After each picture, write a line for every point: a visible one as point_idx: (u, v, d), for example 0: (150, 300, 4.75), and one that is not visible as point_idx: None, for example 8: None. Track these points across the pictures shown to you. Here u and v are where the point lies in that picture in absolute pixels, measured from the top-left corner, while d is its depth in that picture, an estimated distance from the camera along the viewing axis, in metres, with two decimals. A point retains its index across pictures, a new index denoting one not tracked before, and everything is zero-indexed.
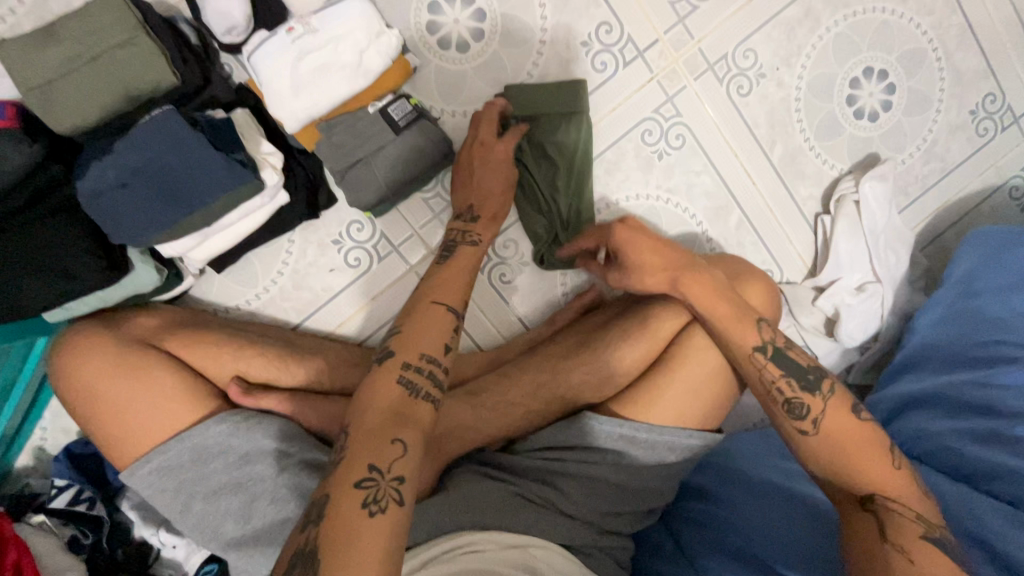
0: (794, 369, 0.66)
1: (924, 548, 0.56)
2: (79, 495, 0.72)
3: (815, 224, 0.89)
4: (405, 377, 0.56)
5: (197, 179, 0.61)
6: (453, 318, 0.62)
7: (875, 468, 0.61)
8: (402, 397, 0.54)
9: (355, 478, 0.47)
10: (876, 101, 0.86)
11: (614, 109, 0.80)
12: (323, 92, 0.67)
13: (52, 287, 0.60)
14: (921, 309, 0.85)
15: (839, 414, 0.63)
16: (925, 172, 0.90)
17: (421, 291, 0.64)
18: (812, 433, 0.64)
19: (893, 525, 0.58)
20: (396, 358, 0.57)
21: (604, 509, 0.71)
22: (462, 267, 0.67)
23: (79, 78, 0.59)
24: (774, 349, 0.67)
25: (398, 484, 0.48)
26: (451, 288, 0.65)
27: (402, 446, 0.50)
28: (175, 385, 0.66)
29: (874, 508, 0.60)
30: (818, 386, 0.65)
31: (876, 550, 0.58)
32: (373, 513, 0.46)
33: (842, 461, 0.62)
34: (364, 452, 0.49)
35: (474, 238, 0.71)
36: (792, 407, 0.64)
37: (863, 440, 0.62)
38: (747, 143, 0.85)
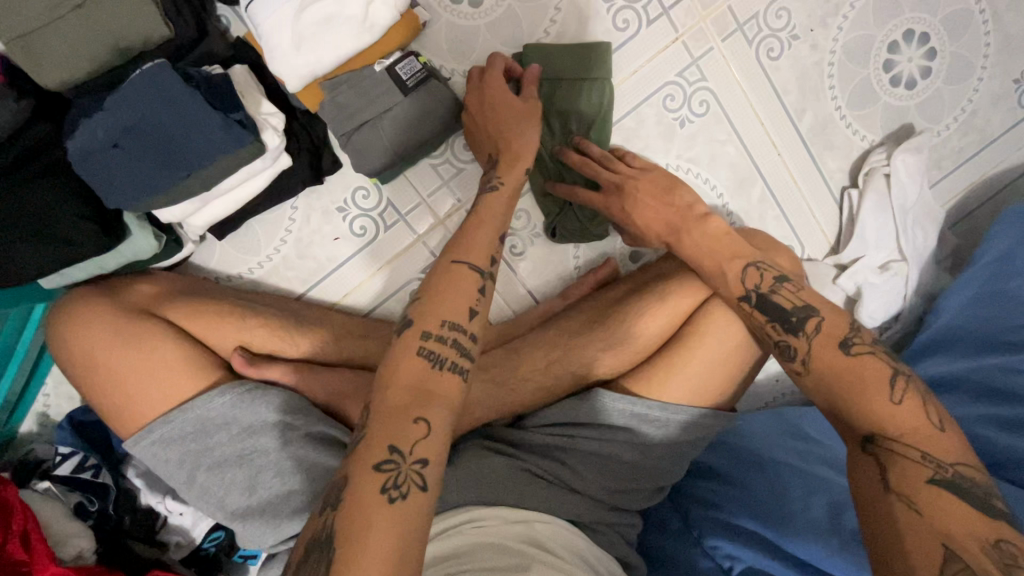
0: (776, 313, 0.61)
1: (930, 493, 0.49)
2: (83, 463, 0.70)
3: (841, 198, 0.85)
4: (426, 348, 0.52)
5: (193, 139, 0.57)
6: (477, 279, 0.57)
7: (873, 403, 0.54)
8: (424, 369, 0.51)
9: (375, 461, 0.46)
10: (915, 67, 0.80)
11: (636, 71, 0.76)
12: (327, 48, 0.62)
13: (46, 253, 0.57)
14: (949, 289, 0.81)
15: (828, 350, 0.58)
16: (961, 145, 0.85)
17: (444, 251, 0.60)
18: (806, 374, 0.59)
19: (895, 469, 0.51)
20: (415, 328, 0.53)
21: (613, 486, 0.70)
22: (485, 218, 0.63)
23: (67, 28, 0.55)
24: (758, 296, 0.63)
25: (420, 468, 0.46)
26: (477, 246, 0.60)
27: (425, 427, 0.48)
28: (177, 355, 0.64)
29: (874, 451, 0.53)
30: (802, 326, 0.60)
31: (877, 501, 0.51)
32: (393, 500, 0.44)
33: (843, 403, 0.56)
34: (385, 430, 0.47)
35: (496, 182, 0.66)
36: (782, 350, 0.60)
37: (860, 376, 0.56)
38: (775, 112, 0.80)
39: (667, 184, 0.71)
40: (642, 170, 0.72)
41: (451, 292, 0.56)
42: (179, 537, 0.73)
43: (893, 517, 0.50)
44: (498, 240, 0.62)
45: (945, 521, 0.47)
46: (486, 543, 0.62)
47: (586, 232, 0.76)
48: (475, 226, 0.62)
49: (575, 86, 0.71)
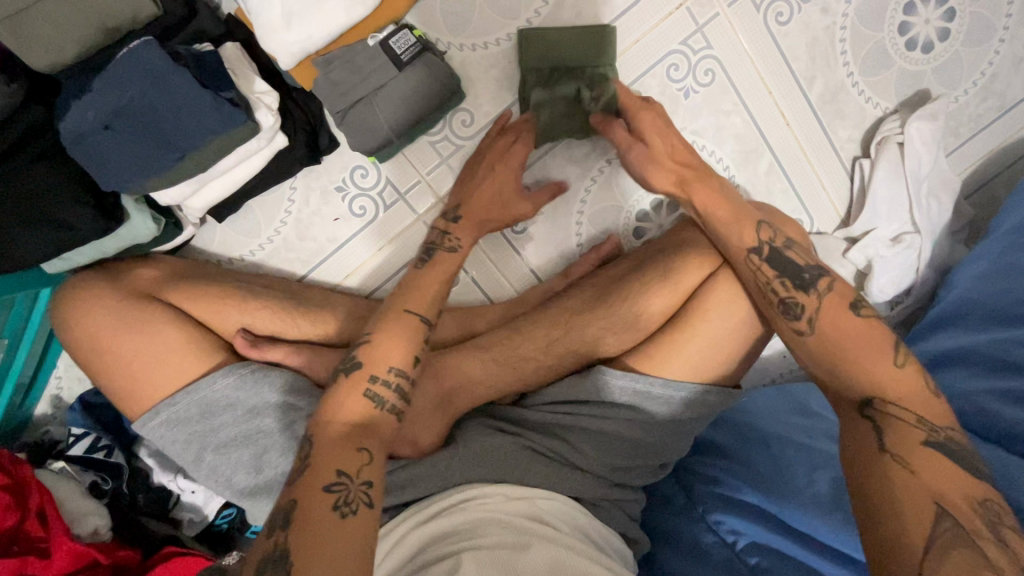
0: (787, 269, 0.62)
1: (926, 455, 0.49)
2: (96, 443, 0.72)
3: (852, 169, 0.82)
4: (371, 389, 0.57)
5: (184, 120, 0.57)
6: (423, 329, 0.63)
7: (878, 367, 0.55)
8: (367, 410, 0.56)
9: (323, 482, 0.49)
10: (932, 29, 0.77)
11: (639, 40, 0.73)
12: (319, 23, 0.60)
13: (45, 236, 0.57)
14: (964, 262, 0.79)
15: (838, 311, 0.58)
16: (979, 111, 0.82)
17: (396, 296, 0.65)
18: (810, 335, 0.59)
19: (894, 430, 0.52)
20: (364, 371, 0.58)
21: (615, 463, 0.70)
22: (438, 274, 0.68)
23: (54, 9, 0.54)
24: (770, 250, 0.63)
25: (366, 489, 0.50)
26: (423, 295, 0.65)
27: (367, 455, 0.52)
28: (180, 338, 0.65)
29: (872, 414, 0.53)
30: (814, 285, 0.60)
31: (873, 461, 0.51)
32: (344, 516, 0.47)
33: (841, 361, 0.57)
34: (330, 458, 0.51)
35: (452, 240, 0.70)
36: (787, 307, 0.60)
37: (855, 333, 0.57)
38: (784, 80, 0.77)
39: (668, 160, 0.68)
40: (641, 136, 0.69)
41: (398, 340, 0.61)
42: (191, 515, 0.75)
43: (888, 479, 0.49)
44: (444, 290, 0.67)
45: (938, 482, 0.48)
46: (487, 518, 0.62)
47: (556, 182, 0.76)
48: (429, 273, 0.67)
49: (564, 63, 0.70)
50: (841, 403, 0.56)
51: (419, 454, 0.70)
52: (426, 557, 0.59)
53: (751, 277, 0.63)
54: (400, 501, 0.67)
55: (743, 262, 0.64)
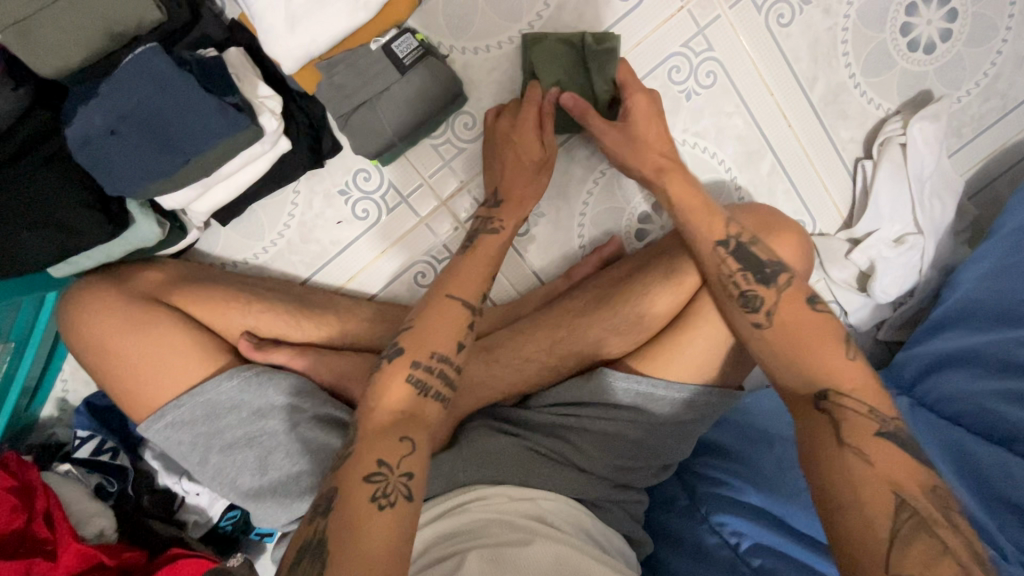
0: (751, 263, 0.63)
1: (880, 446, 0.51)
2: (101, 446, 0.73)
3: (854, 170, 0.82)
4: (415, 375, 0.58)
5: (189, 125, 0.57)
6: (466, 315, 0.63)
7: (831, 359, 0.57)
8: (411, 395, 0.57)
9: (364, 472, 0.50)
10: (934, 30, 0.77)
11: (641, 42, 0.73)
12: (322, 26, 0.61)
13: (52, 241, 0.58)
14: (968, 262, 0.79)
15: (795, 304, 0.60)
16: (982, 111, 0.81)
17: (438, 282, 0.65)
18: (768, 326, 0.60)
19: (848, 424, 0.52)
20: (406, 356, 0.59)
21: (618, 464, 0.70)
22: (480, 257, 0.68)
23: (59, 15, 0.54)
24: (737, 244, 0.64)
25: (406, 480, 0.51)
26: (466, 280, 0.65)
27: (409, 445, 0.53)
28: (185, 341, 0.65)
29: (826, 407, 0.54)
30: (775, 278, 0.62)
31: (833, 457, 0.52)
32: (382, 507, 0.48)
33: (796, 353, 0.58)
34: (373, 448, 0.52)
35: (498, 224, 0.70)
36: (747, 299, 0.61)
37: (806, 323, 0.59)
38: (786, 81, 0.77)
39: (660, 165, 0.69)
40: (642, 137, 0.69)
41: (443, 325, 0.61)
42: (197, 516, 0.76)
43: (849, 472, 0.50)
44: (489, 276, 0.67)
45: (892, 469, 0.49)
46: (491, 518, 0.62)
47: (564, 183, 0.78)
48: (467, 260, 0.67)
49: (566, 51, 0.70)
50: (797, 395, 0.57)
51: None
52: (430, 557, 0.60)
53: (715, 268, 0.64)
54: None
55: (710, 253, 0.64)
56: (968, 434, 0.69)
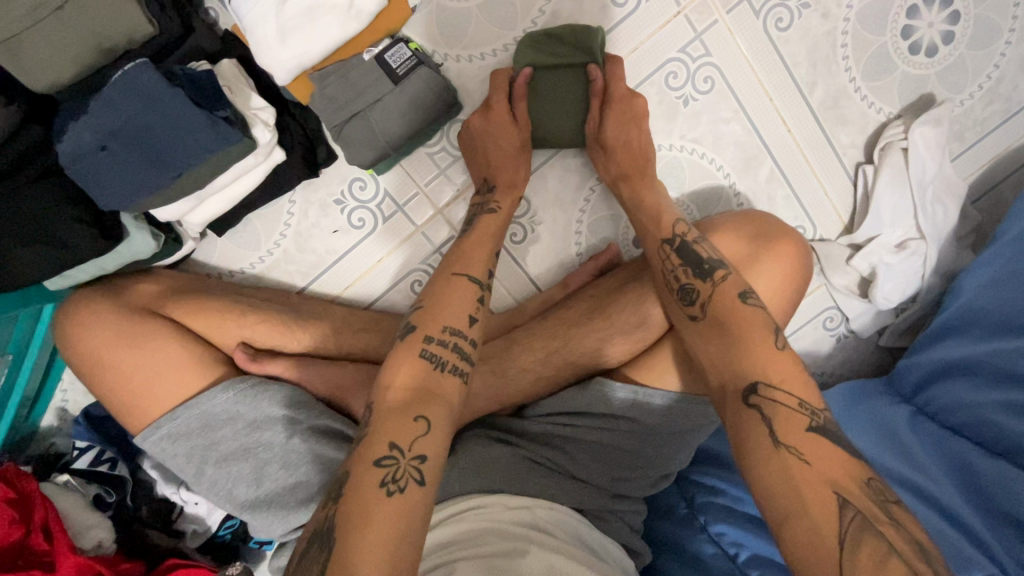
0: (692, 260, 0.65)
1: (809, 439, 0.50)
2: (100, 456, 0.73)
3: (855, 175, 0.81)
4: (427, 351, 0.58)
5: (181, 140, 0.57)
6: (476, 290, 0.64)
7: (762, 354, 0.56)
8: (426, 371, 0.56)
9: (375, 456, 0.50)
10: (936, 33, 0.75)
11: (636, 48, 0.73)
12: (313, 38, 0.60)
13: (47, 256, 0.58)
14: (968, 270, 0.78)
15: (728, 299, 0.61)
16: (985, 115, 0.80)
17: (445, 262, 0.67)
18: (702, 318, 0.62)
19: (781, 420, 0.51)
20: (419, 332, 0.59)
21: (615, 474, 0.70)
22: (479, 237, 0.69)
23: (49, 30, 0.54)
24: (681, 242, 0.67)
25: (417, 464, 0.50)
26: (474, 260, 0.66)
27: (424, 424, 0.52)
28: (181, 351, 0.65)
29: (754, 402, 0.53)
30: (711, 274, 0.63)
31: (770, 454, 0.50)
32: (390, 493, 0.48)
33: (736, 344, 0.58)
34: (386, 429, 0.52)
35: (494, 206, 0.71)
36: (685, 294, 0.64)
37: (757, 323, 0.58)
38: (785, 86, 0.76)
39: (618, 174, 0.73)
40: None
41: (455, 300, 0.62)
42: (195, 526, 0.76)
43: (788, 471, 0.48)
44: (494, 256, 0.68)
45: (828, 469, 0.48)
46: (486, 528, 0.62)
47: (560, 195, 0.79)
48: (475, 240, 0.68)
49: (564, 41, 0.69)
50: (727, 390, 0.56)
51: None
52: (426, 565, 0.60)
53: (660, 266, 0.67)
54: None
55: (658, 252, 0.68)
56: (968, 444, 0.68)
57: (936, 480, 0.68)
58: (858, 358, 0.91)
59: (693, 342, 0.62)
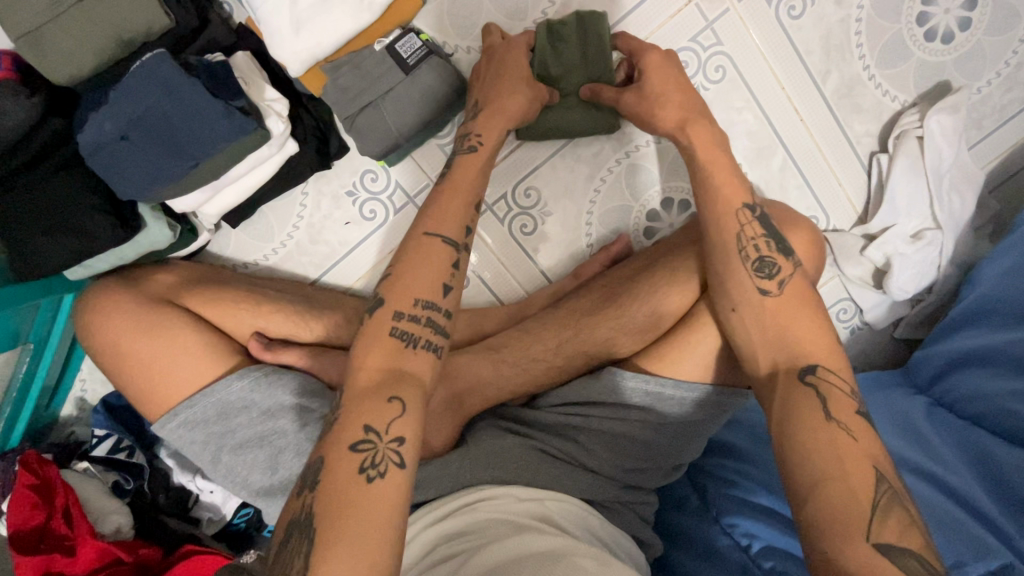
0: (772, 232, 0.63)
1: (856, 419, 0.53)
2: (118, 444, 0.75)
3: (869, 164, 0.80)
4: (399, 328, 0.56)
5: (197, 129, 0.58)
6: (451, 255, 0.60)
7: (808, 342, 0.58)
8: (397, 348, 0.55)
9: (351, 441, 0.50)
10: (953, 19, 0.74)
11: (648, 37, 0.73)
12: (326, 29, 0.61)
13: (67, 244, 0.59)
14: (987, 258, 0.76)
15: (801, 286, 0.61)
16: (1004, 101, 0.79)
17: (416, 221, 0.62)
18: (776, 293, 0.60)
19: (833, 399, 0.54)
20: (387, 308, 0.57)
21: (626, 465, 0.70)
22: (457, 188, 0.63)
23: (71, 25, 0.56)
24: (761, 211, 0.64)
25: (396, 446, 0.50)
26: (445, 217, 0.61)
27: (398, 406, 0.52)
28: (197, 340, 0.66)
29: (811, 381, 0.55)
30: (788, 253, 0.63)
31: (822, 430, 0.52)
32: (371, 478, 0.48)
33: (791, 329, 0.58)
34: (361, 412, 0.51)
35: (475, 142, 0.64)
36: (764, 265, 0.61)
37: (798, 308, 0.60)
38: (797, 75, 0.75)
39: None
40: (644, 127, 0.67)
41: (426, 271, 0.59)
42: (211, 514, 0.77)
43: (834, 441, 0.51)
44: (471, 209, 0.63)
45: (868, 444, 0.51)
46: (496, 518, 0.62)
47: (571, 187, 0.79)
48: (450, 197, 0.62)
49: (588, 60, 0.69)
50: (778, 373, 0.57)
51: (431, 455, 0.71)
52: (436, 555, 0.60)
53: (734, 228, 0.63)
54: (413, 501, 0.67)
55: (733, 217, 0.63)
56: (987, 435, 0.67)
57: (954, 470, 0.67)
58: (873, 350, 0.90)
59: (744, 314, 0.60)
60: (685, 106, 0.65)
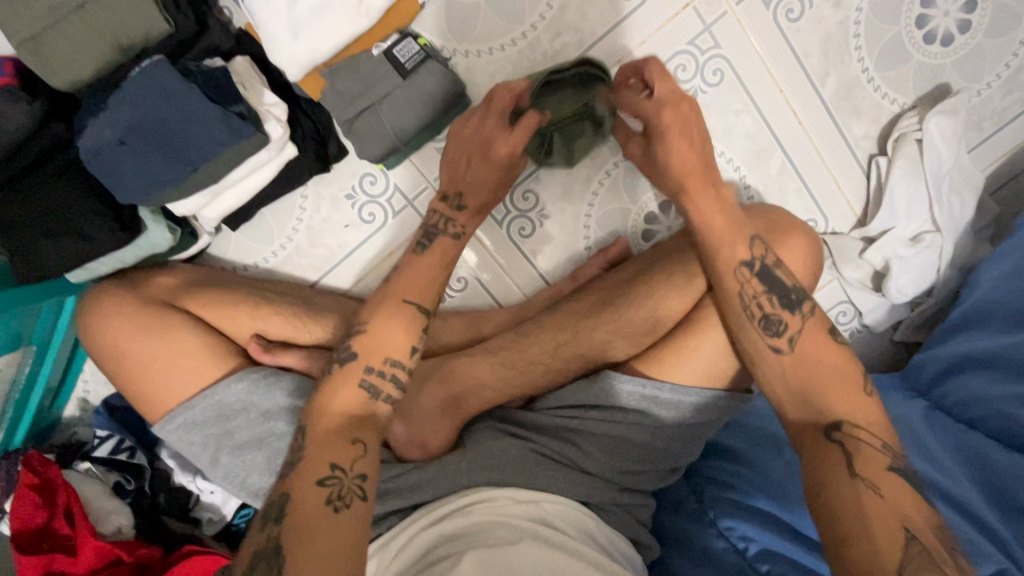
0: (776, 285, 0.62)
1: (890, 479, 0.53)
2: (120, 445, 0.75)
3: (868, 167, 0.80)
4: (367, 381, 0.59)
5: (196, 134, 0.58)
6: (420, 321, 0.63)
7: (832, 395, 0.58)
8: (362, 400, 0.58)
9: (316, 477, 0.51)
10: (952, 21, 0.74)
11: (645, 40, 0.73)
12: (325, 33, 0.61)
13: (67, 248, 0.60)
14: (988, 260, 0.76)
15: (817, 337, 0.61)
16: (1004, 104, 0.79)
17: (389, 285, 0.65)
18: (787, 353, 0.60)
19: (860, 457, 0.54)
20: (358, 362, 0.59)
21: (623, 468, 0.70)
22: (432, 261, 0.66)
23: (71, 31, 0.56)
24: (762, 265, 0.63)
25: (360, 481, 0.52)
26: (417, 285, 0.64)
27: (362, 448, 0.54)
28: (196, 343, 0.67)
29: (837, 437, 0.56)
30: (798, 305, 0.62)
31: (843, 487, 0.53)
32: (337, 509, 0.49)
33: (812, 386, 0.59)
34: (324, 451, 0.53)
35: (452, 226, 0.68)
36: (770, 323, 0.61)
37: (822, 352, 0.60)
38: (796, 78, 0.75)
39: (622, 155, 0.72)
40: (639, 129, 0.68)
41: (392, 334, 0.61)
42: (211, 514, 0.77)
43: (860, 504, 0.52)
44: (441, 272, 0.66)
45: (900, 505, 0.51)
46: (494, 521, 0.62)
47: (569, 190, 0.79)
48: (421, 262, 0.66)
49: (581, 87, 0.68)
50: (805, 430, 0.58)
51: (428, 457, 0.72)
52: (433, 557, 0.60)
53: (735, 289, 0.62)
54: (411, 503, 0.68)
55: (733, 276, 0.63)
56: (986, 439, 0.68)
57: (954, 474, 0.67)
58: (873, 352, 0.89)
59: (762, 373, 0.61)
60: (695, 154, 0.64)
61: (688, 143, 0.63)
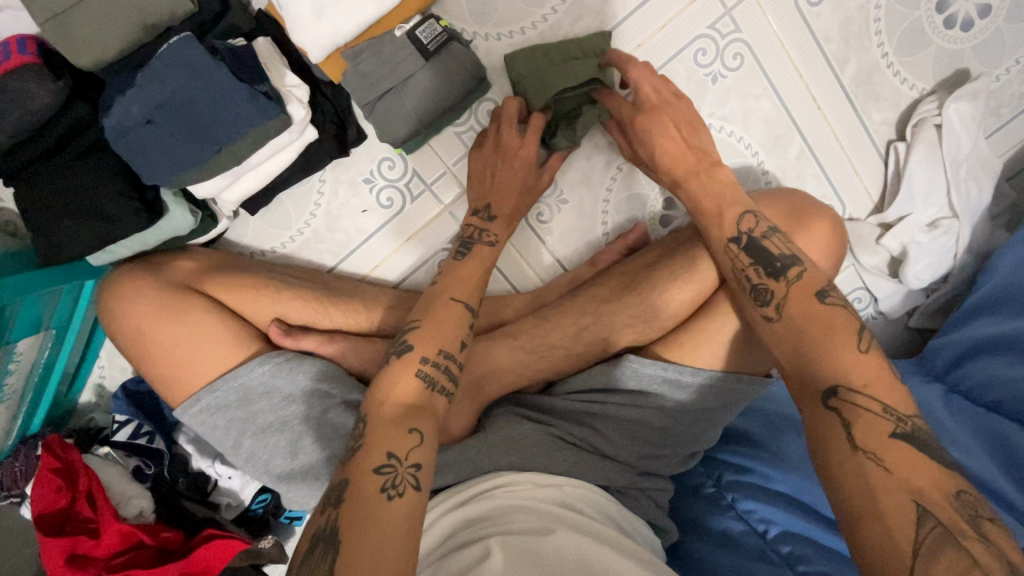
0: (763, 258, 0.60)
1: (894, 448, 0.45)
2: (138, 430, 0.75)
3: (886, 152, 0.80)
4: (423, 370, 0.58)
5: (222, 113, 0.58)
6: (468, 315, 0.64)
7: (840, 357, 0.50)
8: (419, 391, 0.57)
9: (373, 464, 0.50)
10: (972, 6, 0.74)
11: (667, 24, 0.72)
12: (348, 14, 0.61)
13: (92, 229, 0.60)
14: (1004, 246, 0.76)
15: (804, 300, 0.55)
16: (1022, 89, 0.79)
17: (439, 284, 0.66)
18: (776, 322, 0.56)
19: (860, 425, 0.47)
20: (414, 352, 0.59)
21: (642, 452, 0.70)
22: (477, 264, 0.69)
23: (97, 9, 0.56)
24: (749, 239, 0.62)
25: (414, 471, 0.50)
26: (467, 283, 0.67)
27: (418, 436, 0.53)
28: (217, 327, 0.67)
29: (835, 405, 0.48)
30: (784, 272, 0.58)
31: (843, 462, 0.46)
32: (391, 498, 0.48)
33: (805, 351, 0.53)
34: (383, 439, 0.52)
35: (490, 237, 0.71)
36: (758, 295, 0.58)
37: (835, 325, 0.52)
38: (816, 63, 0.75)
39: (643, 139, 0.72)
40: (662, 112, 0.67)
41: (442, 326, 0.62)
42: (229, 499, 0.78)
43: (862, 477, 0.45)
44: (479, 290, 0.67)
45: (911, 477, 0.43)
46: (518, 503, 0.62)
47: (589, 175, 0.79)
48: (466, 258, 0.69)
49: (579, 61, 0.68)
50: (805, 392, 0.51)
51: (450, 441, 0.72)
52: (455, 540, 0.60)
53: (727, 265, 0.63)
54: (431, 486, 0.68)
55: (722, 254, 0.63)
56: (1008, 422, 0.68)
57: (977, 457, 0.67)
58: (886, 338, 0.90)
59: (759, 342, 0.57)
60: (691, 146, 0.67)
61: (671, 138, 0.68)
